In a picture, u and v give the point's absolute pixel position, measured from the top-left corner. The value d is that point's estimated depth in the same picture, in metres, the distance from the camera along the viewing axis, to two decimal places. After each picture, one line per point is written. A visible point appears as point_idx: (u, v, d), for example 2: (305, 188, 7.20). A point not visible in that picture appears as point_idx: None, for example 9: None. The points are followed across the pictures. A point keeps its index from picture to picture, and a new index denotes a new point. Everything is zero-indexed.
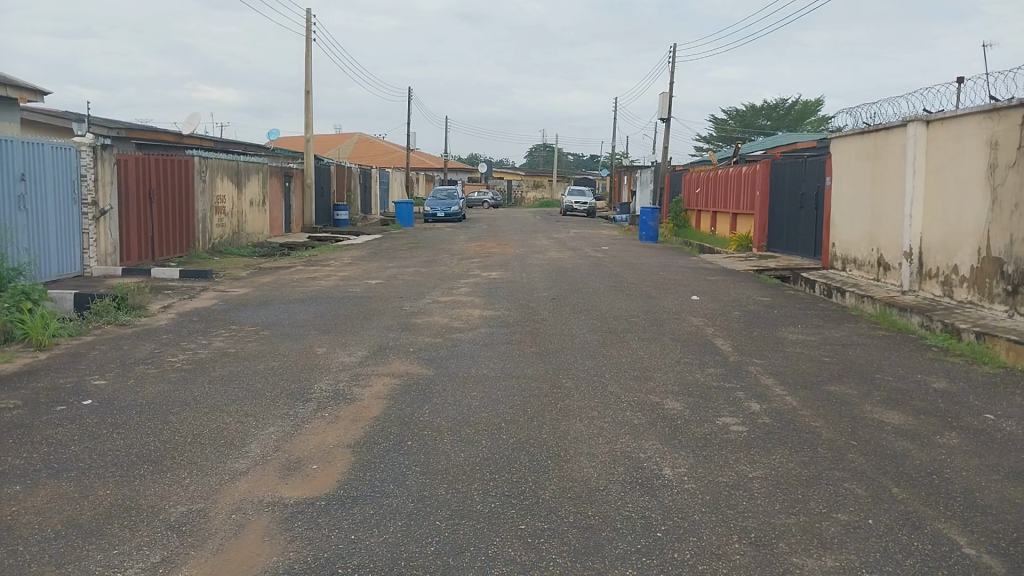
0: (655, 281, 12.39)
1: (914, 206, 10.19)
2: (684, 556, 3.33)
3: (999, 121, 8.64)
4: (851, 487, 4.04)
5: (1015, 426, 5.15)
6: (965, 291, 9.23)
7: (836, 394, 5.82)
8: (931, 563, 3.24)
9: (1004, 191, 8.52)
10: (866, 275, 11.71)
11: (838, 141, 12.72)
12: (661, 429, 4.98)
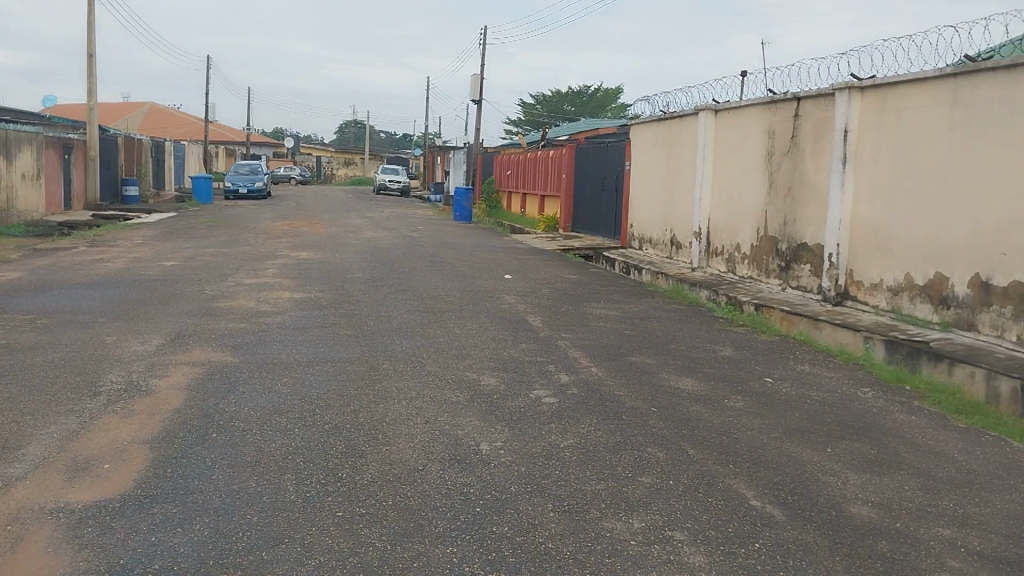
0: (468, 260, 12.53)
1: (703, 189, 11.03)
2: (503, 529, 3.40)
3: (776, 113, 9.53)
4: (654, 451, 4.32)
5: (788, 387, 5.76)
6: (746, 267, 10.16)
7: (638, 364, 6.20)
8: (722, 516, 3.54)
9: (779, 177, 9.43)
10: (661, 253, 12.55)
11: (637, 127, 13.46)
12: (478, 405, 5.05)
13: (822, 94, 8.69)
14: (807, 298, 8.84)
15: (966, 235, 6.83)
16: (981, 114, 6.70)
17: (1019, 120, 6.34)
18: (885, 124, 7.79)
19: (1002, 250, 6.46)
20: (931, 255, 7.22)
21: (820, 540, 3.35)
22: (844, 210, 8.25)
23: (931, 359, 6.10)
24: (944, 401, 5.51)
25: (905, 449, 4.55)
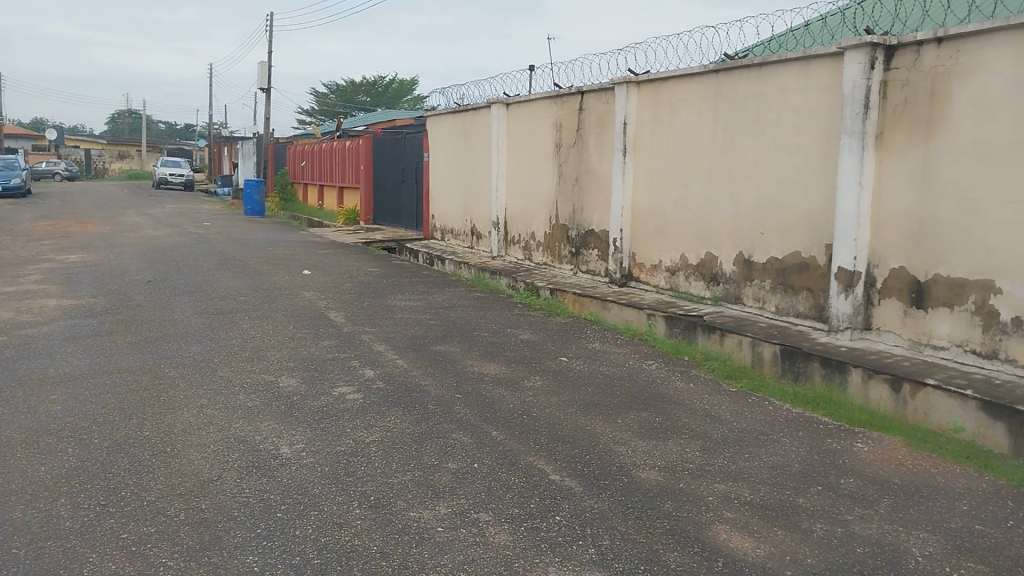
0: (263, 257, 11.98)
1: (498, 180, 11.30)
2: (306, 531, 3.30)
3: (562, 105, 9.95)
4: (458, 436, 4.37)
5: (583, 365, 6.07)
6: (541, 254, 10.56)
7: (441, 352, 6.25)
8: (525, 493, 3.66)
9: (567, 167, 9.87)
10: (461, 243, 12.73)
11: (432, 119, 13.52)
12: (277, 407, 4.85)
13: (603, 88, 9.17)
14: (598, 281, 9.34)
15: (730, 218, 7.54)
16: (738, 108, 7.40)
17: (769, 114, 7.08)
18: (659, 117, 8.39)
19: (760, 230, 7.21)
20: (702, 237, 7.89)
21: (614, 506, 3.56)
22: (627, 197, 8.80)
23: (705, 332, 6.67)
24: (717, 369, 6.05)
25: (686, 414, 4.95)
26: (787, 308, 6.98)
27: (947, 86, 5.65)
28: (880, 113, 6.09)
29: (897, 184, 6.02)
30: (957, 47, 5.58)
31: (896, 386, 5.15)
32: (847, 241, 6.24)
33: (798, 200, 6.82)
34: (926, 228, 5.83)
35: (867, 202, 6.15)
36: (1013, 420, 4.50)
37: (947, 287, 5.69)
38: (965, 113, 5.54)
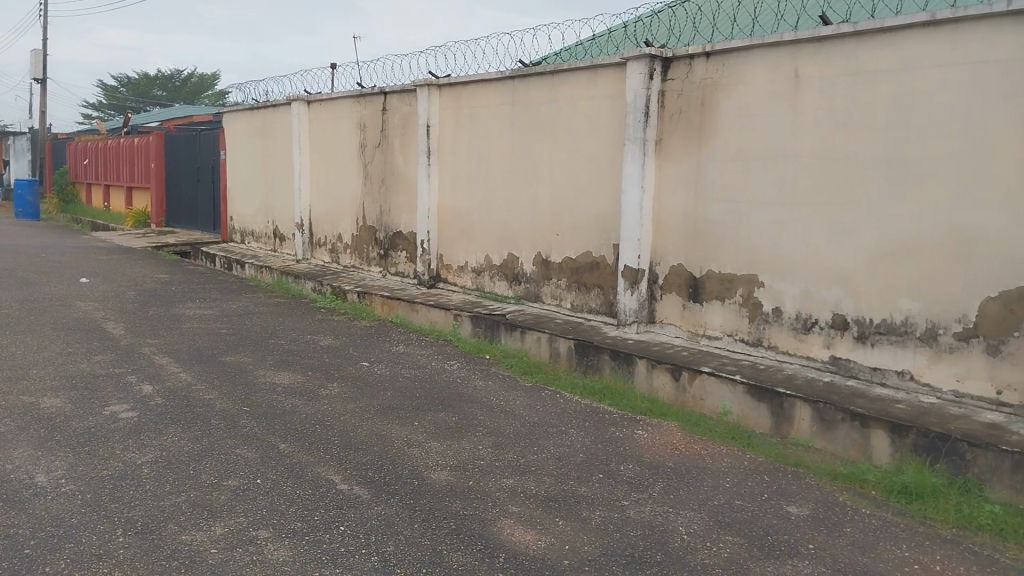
0: (34, 265, 10.82)
1: (301, 181, 10.93)
2: (56, 567, 3.00)
3: (365, 105, 9.79)
4: (242, 452, 4.16)
5: (383, 369, 5.99)
6: (348, 257, 10.36)
7: (231, 363, 5.93)
8: (310, 506, 3.55)
9: (372, 168, 9.73)
10: (264, 247, 12.20)
11: (230, 116, 12.84)
12: (34, 432, 4.38)
13: (405, 89, 9.13)
14: (405, 284, 9.30)
15: (529, 219, 7.77)
16: (534, 113, 7.64)
17: (562, 119, 7.37)
18: (460, 120, 8.50)
19: (556, 231, 7.48)
20: (504, 238, 8.07)
21: (401, 511, 3.53)
22: (431, 198, 8.81)
23: (505, 330, 6.82)
24: (515, 366, 6.20)
25: (481, 413, 5.01)
26: (582, 305, 7.29)
27: (715, 98, 6.14)
28: (659, 121, 6.52)
29: (675, 188, 6.47)
30: (722, 62, 6.07)
31: (676, 375, 5.52)
32: (632, 241, 6.61)
33: (590, 202, 7.14)
34: (700, 229, 6.31)
35: (649, 205, 6.56)
36: (773, 401, 4.96)
37: (719, 282, 6.19)
38: (730, 122, 6.05)
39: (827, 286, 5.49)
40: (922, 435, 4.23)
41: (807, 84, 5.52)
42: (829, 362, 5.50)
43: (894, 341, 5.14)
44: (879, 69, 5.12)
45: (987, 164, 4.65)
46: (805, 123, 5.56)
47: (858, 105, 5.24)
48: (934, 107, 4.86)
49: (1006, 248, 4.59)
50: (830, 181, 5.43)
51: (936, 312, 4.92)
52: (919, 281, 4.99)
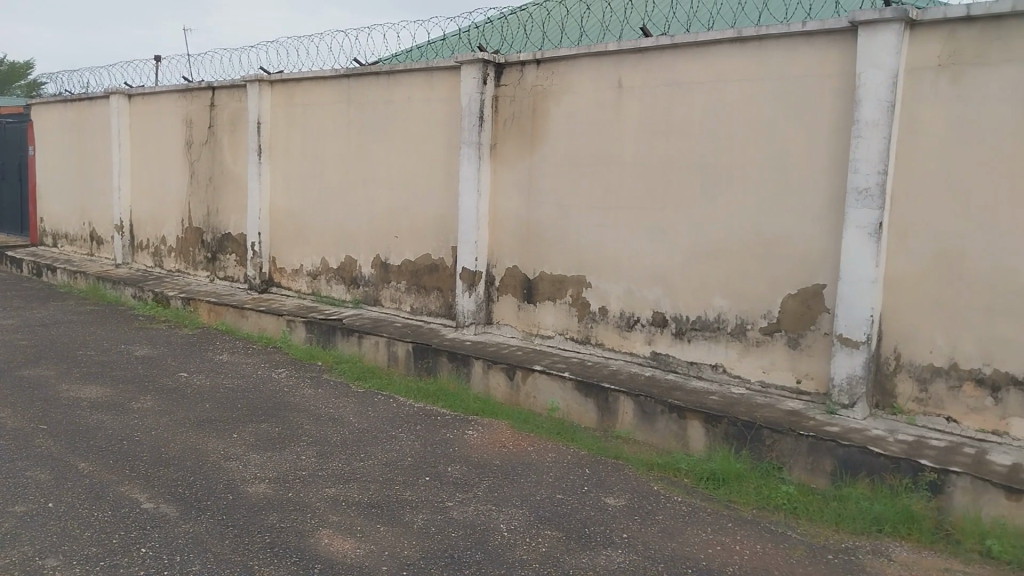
0: None
1: (121, 179, 10.21)
2: None
3: (191, 101, 9.29)
4: (34, 474, 3.82)
5: (204, 379, 5.70)
6: (174, 261, 9.79)
7: (30, 378, 5.44)
8: (108, 529, 3.30)
9: (199, 167, 9.24)
10: (79, 250, 11.30)
11: (39, 108, 11.81)
12: None
13: (234, 85, 8.74)
14: (235, 288, 8.90)
15: (365, 221, 7.65)
16: (369, 113, 7.53)
17: (398, 121, 7.30)
18: (295, 119, 8.24)
19: (394, 234, 7.41)
20: (340, 241, 7.90)
21: (211, 528, 3.37)
22: (263, 199, 8.49)
23: (340, 334, 6.67)
24: (348, 371, 6.08)
25: (307, 421, 4.87)
26: (419, 308, 7.26)
27: (545, 103, 6.29)
28: (493, 125, 6.61)
29: (509, 191, 6.58)
30: (551, 69, 6.23)
31: (509, 374, 5.61)
32: (468, 243, 6.65)
33: (426, 204, 7.12)
34: (533, 231, 6.44)
35: (484, 207, 6.62)
36: (599, 396, 5.14)
37: (551, 283, 6.35)
38: (560, 128, 6.22)
39: (649, 286, 5.75)
40: (731, 423, 4.50)
41: (629, 93, 5.76)
42: (652, 358, 5.77)
43: (708, 336, 5.45)
44: (693, 81, 5.41)
45: (785, 172, 5.03)
46: (628, 130, 5.80)
47: (675, 115, 5.52)
48: (740, 118, 5.20)
49: (803, 249, 4.98)
50: (650, 186, 5.69)
51: (744, 309, 5.26)
52: (730, 280, 5.32)
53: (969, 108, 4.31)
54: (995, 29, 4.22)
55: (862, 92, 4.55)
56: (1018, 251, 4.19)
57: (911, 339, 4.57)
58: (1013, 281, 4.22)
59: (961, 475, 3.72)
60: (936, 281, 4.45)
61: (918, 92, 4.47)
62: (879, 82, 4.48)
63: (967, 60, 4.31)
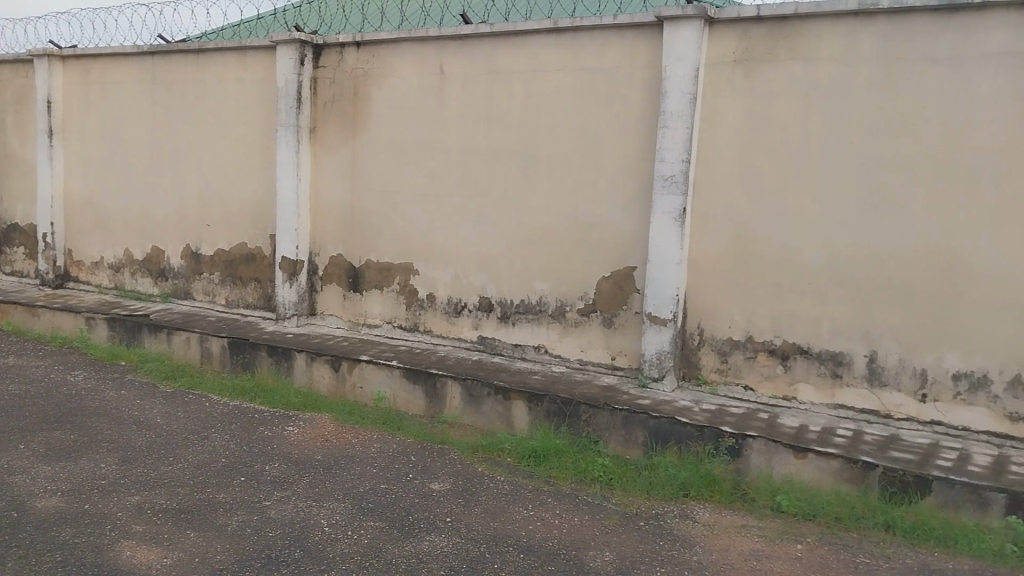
0: None
1: None
2: None
3: None
4: None
5: None
6: None
7: None
8: None
9: None
10: None
11: None
12: None
13: (18, 58, 7.90)
14: (25, 284, 8.08)
15: (175, 209, 7.17)
16: (177, 93, 7.05)
17: (209, 103, 6.89)
18: (93, 98, 7.58)
19: (207, 222, 7.00)
20: (147, 230, 7.37)
21: None
22: (57, 185, 7.75)
23: (148, 331, 6.24)
24: (157, 370, 5.70)
25: (108, 427, 4.52)
26: (237, 300, 6.92)
27: (366, 88, 6.16)
28: (312, 109, 6.39)
29: (331, 177, 6.40)
30: (372, 53, 6.11)
31: (334, 365, 5.48)
32: (288, 231, 6.41)
33: (242, 191, 6.78)
34: (356, 218, 6.31)
35: (305, 194, 6.41)
36: (425, 382, 5.14)
37: (376, 271, 6.26)
38: (381, 113, 6.11)
39: (473, 272, 5.80)
40: (553, 401, 4.65)
41: (451, 79, 5.76)
42: (477, 342, 5.83)
43: (531, 319, 5.58)
44: (512, 69, 5.49)
45: (599, 159, 5.21)
46: (450, 117, 5.80)
47: (495, 102, 5.58)
48: (557, 107, 5.34)
49: (616, 233, 5.20)
50: (472, 172, 5.73)
51: (564, 291, 5.43)
52: (550, 264, 5.46)
53: (759, 103, 4.67)
54: (780, 30, 4.58)
55: (667, 84, 4.81)
56: (801, 234, 4.60)
57: (713, 316, 4.91)
58: (798, 261, 4.62)
59: (755, 438, 4.06)
60: (732, 262, 4.82)
61: (716, 87, 4.79)
62: (682, 75, 4.76)
63: (757, 57, 4.66)
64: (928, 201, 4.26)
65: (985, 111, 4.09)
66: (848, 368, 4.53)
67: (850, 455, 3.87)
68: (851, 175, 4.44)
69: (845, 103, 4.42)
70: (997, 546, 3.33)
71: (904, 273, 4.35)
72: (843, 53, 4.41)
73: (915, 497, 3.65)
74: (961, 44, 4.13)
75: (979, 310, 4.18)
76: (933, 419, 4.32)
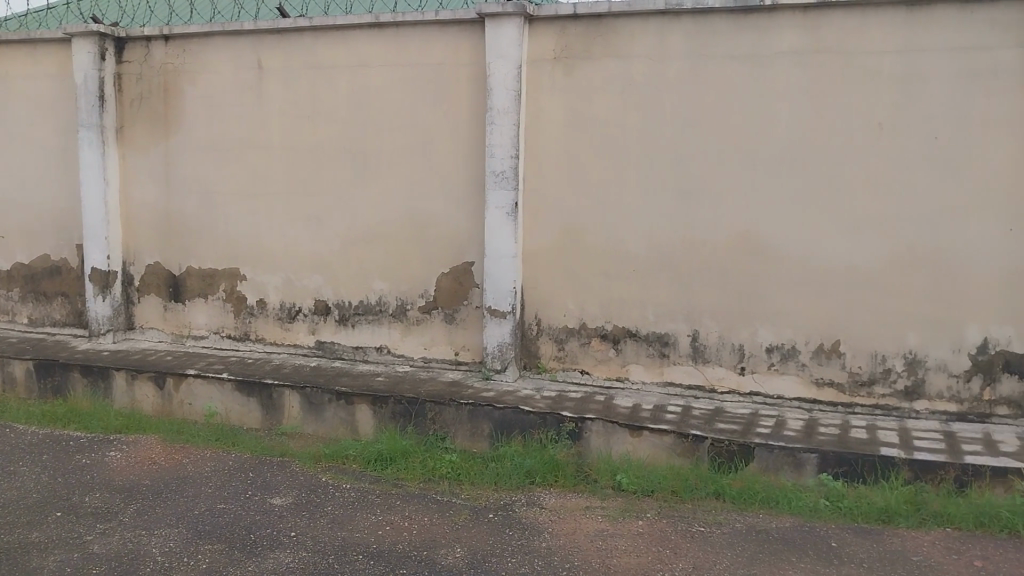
0: None
1: None
2: None
3: None
4: None
5: None
6: None
7: None
8: None
9: None
10: None
11: None
12: None
13: None
14: None
15: None
16: None
17: None
18: None
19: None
20: None
21: None
22: None
23: None
24: None
25: None
26: (42, 318, 6.30)
27: (178, 84, 5.78)
28: (117, 107, 5.92)
29: (143, 180, 5.96)
30: (182, 47, 5.74)
31: (158, 382, 5.12)
32: (96, 240, 5.91)
33: (40, 198, 6.17)
34: (175, 223, 5.91)
35: (114, 199, 5.93)
36: (261, 393, 4.91)
37: (200, 278, 5.90)
38: (196, 111, 5.76)
39: (306, 274, 5.61)
40: (397, 402, 4.59)
41: (271, 75, 5.52)
42: (314, 347, 5.64)
43: (370, 319, 5.47)
44: (336, 65, 5.34)
45: (430, 155, 5.19)
46: (272, 114, 5.56)
47: (319, 98, 5.41)
48: (384, 103, 5.25)
49: (451, 229, 5.20)
50: (300, 172, 5.53)
51: (402, 290, 5.37)
52: (386, 263, 5.38)
53: (581, 98, 4.82)
54: (596, 28, 4.75)
55: (492, 81, 4.86)
56: (626, 223, 4.81)
57: (548, 306, 5.04)
58: (625, 249, 4.83)
59: (595, 421, 4.21)
60: (564, 252, 4.96)
61: (539, 82, 4.90)
62: (506, 71, 4.83)
63: (577, 54, 4.81)
64: (737, 188, 4.58)
65: (781, 104, 4.45)
66: (675, 348, 4.79)
67: (681, 429, 4.10)
68: (668, 166, 4.69)
69: (660, 98, 4.66)
70: (811, 502, 3.63)
71: (720, 256, 4.65)
72: (655, 50, 4.64)
73: (740, 464, 3.93)
74: (757, 42, 4.46)
75: (785, 287, 4.55)
76: (752, 390, 4.67)
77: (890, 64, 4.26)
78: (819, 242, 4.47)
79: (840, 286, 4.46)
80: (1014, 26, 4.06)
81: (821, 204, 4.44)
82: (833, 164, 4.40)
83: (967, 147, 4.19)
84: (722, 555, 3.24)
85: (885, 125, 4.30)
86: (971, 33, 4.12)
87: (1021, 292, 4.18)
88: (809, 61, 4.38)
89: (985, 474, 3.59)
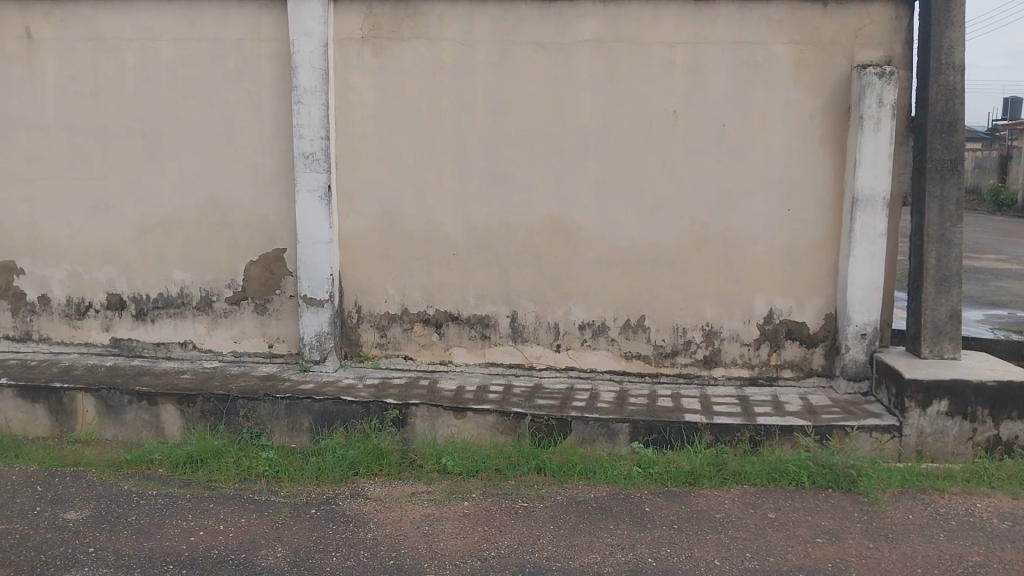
0: None
1: None
2: None
3: None
4: None
5: None
6: None
7: None
8: None
9: None
10: None
11: None
12: None
13: None
14: None
15: None
16: None
17: None
18: None
19: None
20: None
21: None
22: None
23: None
24: None
25: None
26: None
27: None
28: None
29: None
30: None
31: None
32: None
33: None
34: None
35: None
36: (49, 398, 4.44)
37: None
38: None
39: (97, 266, 5.12)
40: (207, 400, 4.32)
41: (43, 46, 4.96)
42: (111, 345, 5.17)
43: (172, 313, 5.10)
44: (119, 37, 4.88)
45: (232, 137, 4.87)
46: (46, 90, 5.00)
47: (103, 74, 4.93)
48: (178, 79, 4.86)
49: (258, 215, 4.92)
50: (84, 156, 5.03)
51: (207, 280, 5.03)
52: (188, 252, 5.02)
53: (392, 80, 4.74)
54: (404, 9, 4.67)
55: (296, 59, 4.65)
56: (442, 207, 4.80)
57: (367, 291, 4.93)
58: (442, 233, 4.83)
59: (418, 406, 4.18)
60: (381, 237, 4.87)
61: (347, 63, 4.76)
62: (311, 50, 4.64)
63: (385, 35, 4.71)
64: (548, 172, 4.70)
65: (585, 91, 4.61)
66: (495, 329, 4.87)
67: (503, 408, 4.17)
68: (480, 150, 4.73)
69: (469, 82, 4.68)
70: (626, 470, 3.82)
71: (533, 239, 4.77)
72: (463, 34, 4.64)
73: (560, 438, 4.07)
74: (560, 29, 4.58)
75: (594, 267, 4.75)
76: (569, 366, 4.84)
77: (682, 55, 4.53)
78: (624, 223, 4.69)
79: (644, 264, 4.71)
80: (785, 24, 4.45)
81: (624, 187, 4.66)
82: (633, 149, 4.63)
83: (749, 134, 4.55)
84: (546, 529, 3.34)
85: (678, 113, 4.57)
86: (750, 29, 4.47)
87: (798, 266, 4.63)
88: (609, 50, 4.57)
89: (775, 432, 3.96)
